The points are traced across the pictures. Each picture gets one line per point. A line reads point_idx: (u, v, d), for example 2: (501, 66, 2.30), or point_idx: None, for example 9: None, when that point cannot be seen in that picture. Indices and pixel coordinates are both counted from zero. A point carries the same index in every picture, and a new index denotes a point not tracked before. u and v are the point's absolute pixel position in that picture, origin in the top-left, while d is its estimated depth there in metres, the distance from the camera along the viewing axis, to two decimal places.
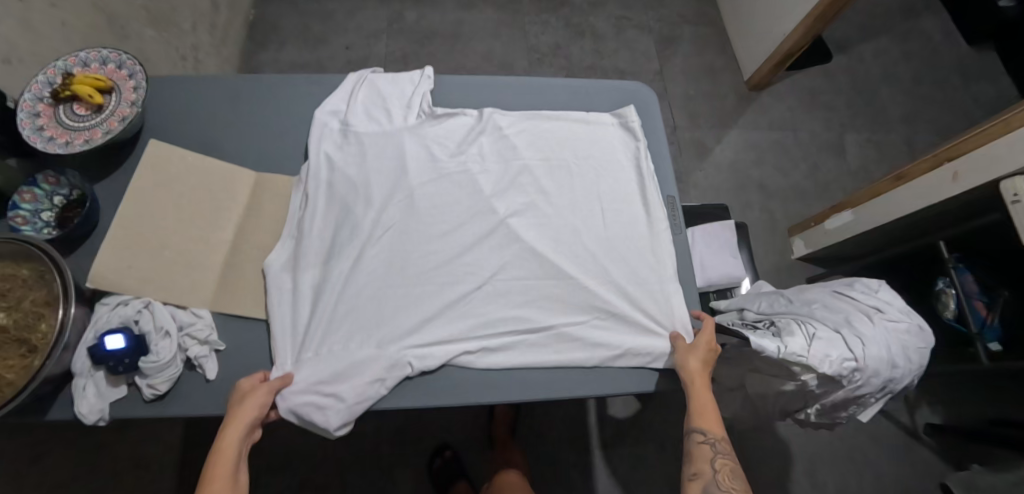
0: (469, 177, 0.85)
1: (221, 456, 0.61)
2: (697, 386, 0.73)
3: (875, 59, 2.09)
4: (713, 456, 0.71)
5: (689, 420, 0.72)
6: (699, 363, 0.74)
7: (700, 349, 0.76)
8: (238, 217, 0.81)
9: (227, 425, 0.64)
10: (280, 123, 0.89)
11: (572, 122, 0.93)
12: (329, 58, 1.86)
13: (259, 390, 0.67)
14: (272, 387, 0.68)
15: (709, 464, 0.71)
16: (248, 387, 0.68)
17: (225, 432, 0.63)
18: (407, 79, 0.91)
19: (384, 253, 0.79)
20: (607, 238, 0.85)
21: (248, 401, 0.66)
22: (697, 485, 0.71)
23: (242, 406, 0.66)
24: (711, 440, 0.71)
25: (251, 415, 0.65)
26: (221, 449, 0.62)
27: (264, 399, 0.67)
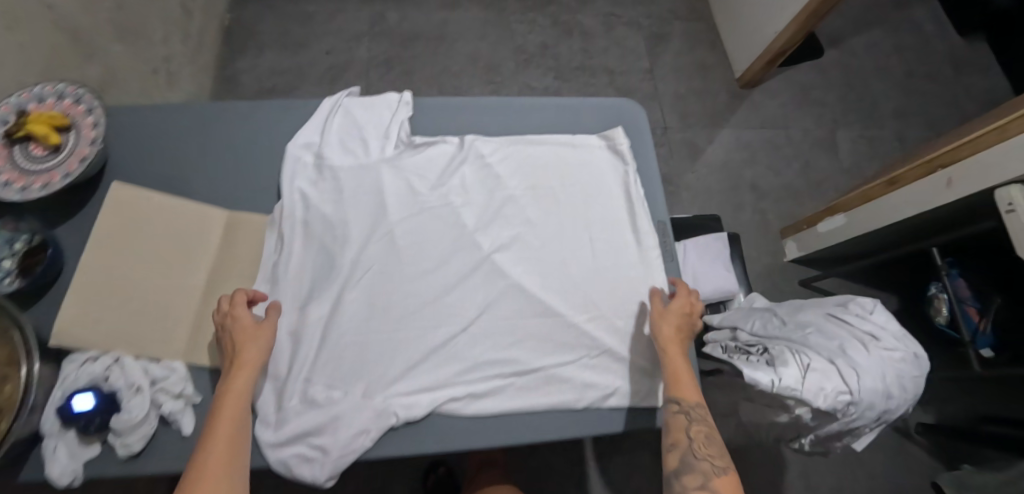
0: (452, 211, 0.82)
1: (229, 397, 0.63)
2: (671, 353, 0.73)
3: (868, 53, 2.05)
4: (688, 424, 0.68)
5: (665, 390, 0.71)
6: (673, 327, 0.75)
7: (671, 310, 0.77)
8: (211, 259, 0.77)
9: (235, 368, 0.65)
10: (252, 154, 0.85)
11: (558, 145, 0.89)
12: (310, 64, 1.80)
13: (262, 331, 0.69)
14: (269, 330, 0.70)
15: (684, 433, 0.68)
16: (245, 325, 0.68)
17: (234, 374, 0.65)
18: (383, 104, 0.89)
19: (365, 294, 0.76)
20: (597, 270, 0.82)
21: (250, 343, 0.68)
22: (674, 456, 0.68)
23: (247, 349, 0.67)
24: (686, 408, 0.69)
25: (256, 357, 0.67)
26: (232, 391, 0.64)
27: (264, 341, 0.69)
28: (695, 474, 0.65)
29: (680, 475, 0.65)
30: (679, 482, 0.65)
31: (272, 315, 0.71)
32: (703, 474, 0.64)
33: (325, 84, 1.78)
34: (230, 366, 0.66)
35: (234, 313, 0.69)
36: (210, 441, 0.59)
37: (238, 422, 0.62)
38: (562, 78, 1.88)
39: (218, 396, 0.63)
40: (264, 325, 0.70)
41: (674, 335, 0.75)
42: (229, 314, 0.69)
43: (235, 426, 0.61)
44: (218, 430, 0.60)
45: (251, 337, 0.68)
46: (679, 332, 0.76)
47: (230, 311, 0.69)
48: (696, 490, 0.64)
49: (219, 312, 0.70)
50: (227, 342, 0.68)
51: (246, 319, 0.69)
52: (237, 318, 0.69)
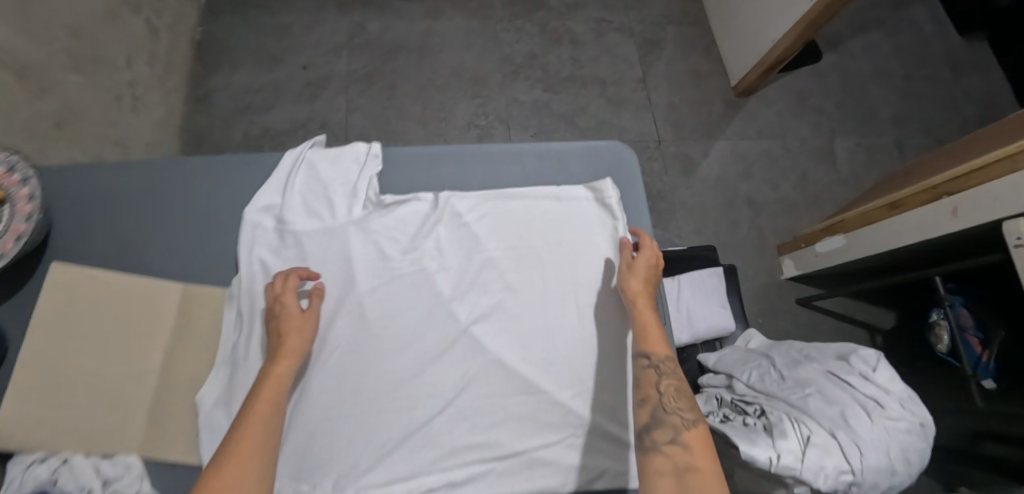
0: (427, 278, 0.77)
1: (271, 381, 0.62)
2: (640, 307, 0.73)
3: (866, 55, 1.95)
4: (659, 378, 0.67)
5: (636, 344, 0.70)
6: (641, 282, 0.75)
7: (637, 264, 0.77)
8: (166, 340, 0.72)
9: (279, 356, 0.65)
10: (211, 219, 0.79)
11: (541, 199, 0.84)
12: (286, 80, 1.71)
13: (308, 323, 0.69)
14: (313, 322, 0.70)
15: (655, 388, 0.66)
16: (292, 316, 0.68)
17: (278, 362, 0.64)
18: (350, 157, 0.82)
19: (335, 376, 0.72)
20: (585, 339, 0.77)
21: (294, 333, 0.67)
22: (645, 412, 0.64)
23: (292, 339, 0.67)
24: (656, 362, 0.68)
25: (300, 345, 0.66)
26: (275, 375, 0.62)
27: (309, 333, 0.69)
28: (664, 428, 0.61)
29: (650, 429, 0.62)
30: (648, 436, 0.61)
31: (315, 303, 0.72)
32: (673, 427, 0.61)
33: (303, 100, 1.69)
34: (272, 355, 0.65)
35: (284, 299, 0.69)
36: (245, 418, 0.56)
37: (277, 404, 0.60)
38: (551, 90, 1.79)
39: (260, 379, 0.62)
40: (308, 315, 0.70)
41: (638, 289, 0.75)
42: (279, 301, 0.69)
43: (274, 409, 0.59)
44: (256, 408, 0.58)
45: (298, 329, 0.68)
46: (647, 286, 0.76)
47: (278, 298, 0.69)
48: (667, 443, 0.59)
49: (269, 296, 0.70)
50: (273, 330, 0.68)
51: (297, 310, 0.69)
52: (285, 304, 0.68)
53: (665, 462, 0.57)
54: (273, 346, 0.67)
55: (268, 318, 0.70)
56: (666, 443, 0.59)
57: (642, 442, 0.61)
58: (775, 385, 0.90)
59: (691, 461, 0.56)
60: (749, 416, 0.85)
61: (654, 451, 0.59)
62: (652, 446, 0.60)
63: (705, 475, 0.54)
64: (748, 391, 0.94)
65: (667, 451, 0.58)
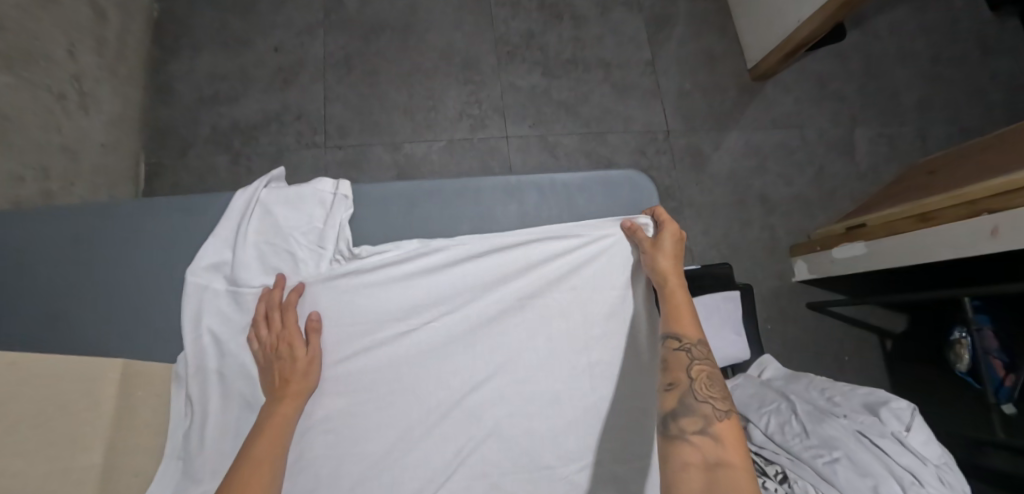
0: (414, 339, 0.66)
1: (270, 434, 0.55)
2: (672, 288, 0.64)
3: (892, 33, 1.76)
4: (691, 362, 0.57)
5: (663, 324, 0.61)
6: (671, 259, 0.66)
7: (663, 239, 0.67)
8: (107, 428, 0.59)
9: (285, 399, 0.59)
10: (145, 279, 0.67)
11: (549, 242, 0.70)
12: (255, 66, 1.53)
13: (313, 366, 0.62)
14: (314, 359, 0.62)
15: (685, 372, 0.57)
16: (299, 358, 0.61)
17: (282, 404, 0.59)
18: (313, 199, 0.67)
19: (306, 463, 0.61)
20: (595, 406, 0.67)
21: (300, 377, 0.61)
22: (673, 397, 0.55)
23: (299, 382, 0.60)
24: (688, 345, 0.59)
25: (302, 388, 0.61)
26: (272, 423, 0.56)
27: (312, 377, 0.62)
28: (694, 417, 0.52)
29: (677, 418, 0.53)
30: (673, 425, 0.53)
31: (316, 342, 0.64)
32: (703, 418, 0.52)
33: (276, 89, 1.51)
34: (274, 399, 0.59)
35: (291, 341, 0.62)
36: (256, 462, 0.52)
37: (279, 450, 0.55)
38: (550, 75, 1.62)
39: (263, 422, 0.56)
40: (313, 356, 0.62)
41: (666, 264, 0.65)
42: (284, 340, 0.62)
43: (277, 461, 0.53)
44: (257, 446, 0.53)
45: (305, 371, 0.62)
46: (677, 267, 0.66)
47: (285, 333, 0.62)
48: (695, 434, 0.51)
49: (269, 341, 0.62)
50: (276, 367, 0.61)
51: (306, 348, 0.63)
52: (292, 347, 0.62)
53: (694, 455, 0.49)
54: (275, 388, 0.60)
55: (263, 361, 0.62)
56: (694, 434, 0.51)
57: (666, 430, 0.53)
58: (797, 440, 0.82)
59: (724, 457, 0.48)
60: (769, 480, 0.78)
61: (680, 441, 0.51)
62: (679, 434, 0.52)
63: (735, 472, 0.46)
64: (766, 443, 0.85)
65: (695, 442, 0.50)
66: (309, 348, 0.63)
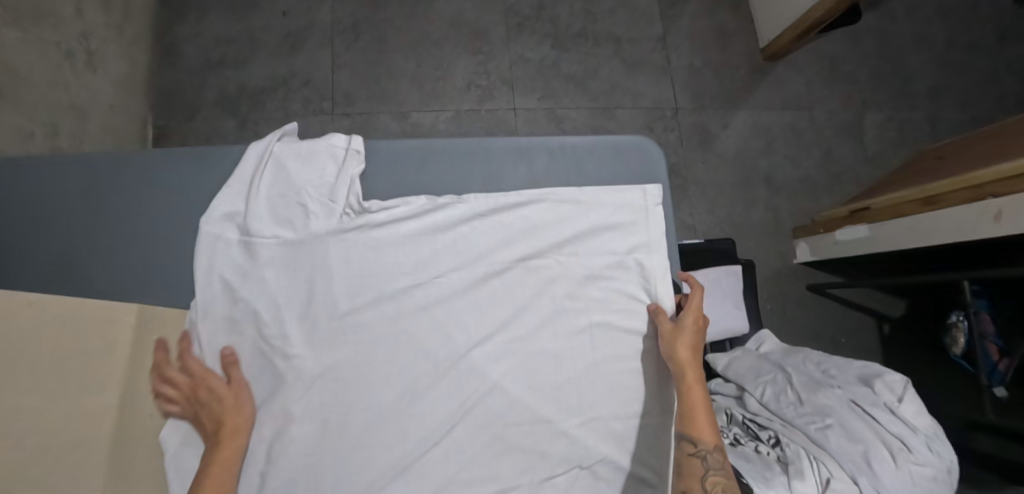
0: (422, 294, 0.67)
1: (215, 473, 0.58)
2: (687, 382, 0.65)
3: (909, 16, 1.72)
4: (704, 472, 0.60)
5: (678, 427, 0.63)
6: (689, 349, 0.66)
7: (684, 328, 0.66)
8: (121, 370, 0.61)
9: (221, 441, 0.60)
10: (159, 230, 0.68)
11: (554, 204, 0.71)
12: (262, 30, 1.51)
13: (242, 399, 0.63)
14: (241, 395, 0.63)
15: (699, 483, 0.60)
16: (225, 396, 0.62)
17: (220, 446, 0.60)
18: (324, 153, 0.68)
19: (315, 407, 0.64)
20: (596, 364, 0.68)
21: (233, 413, 0.62)
22: None
23: (232, 419, 0.61)
24: (703, 451, 0.61)
25: (240, 423, 0.62)
26: (216, 465, 0.59)
27: (242, 413, 0.62)
28: None
29: None
30: None
31: (239, 374, 0.64)
32: None
33: (283, 54, 1.50)
34: (211, 442, 0.61)
35: (208, 383, 0.62)
36: None
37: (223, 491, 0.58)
38: (560, 47, 1.60)
39: (206, 469, 0.59)
40: (238, 391, 0.63)
41: (686, 358, 0.65)
42: (202, 384, 0.62)
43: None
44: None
45: (236, 406, 0.62)
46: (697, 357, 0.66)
47: (199, 380, 0.63)
48: None
49: (185, 384, 0.62)
50: (205, 412, 0.62)
51: (227, 384, 0.63)
52: (213, 389, 0.62)
53: None
54: (206, 429, 0.61)
55: (190, 409, 0.63)
56: None
57: None
58: (791, 408, 0.84)
59: None
60: (762, 443, 0.81)
61: None
62: None
63: None
64: (760, 410, 0.88)
65: None
66: (233, 385, 0.63)
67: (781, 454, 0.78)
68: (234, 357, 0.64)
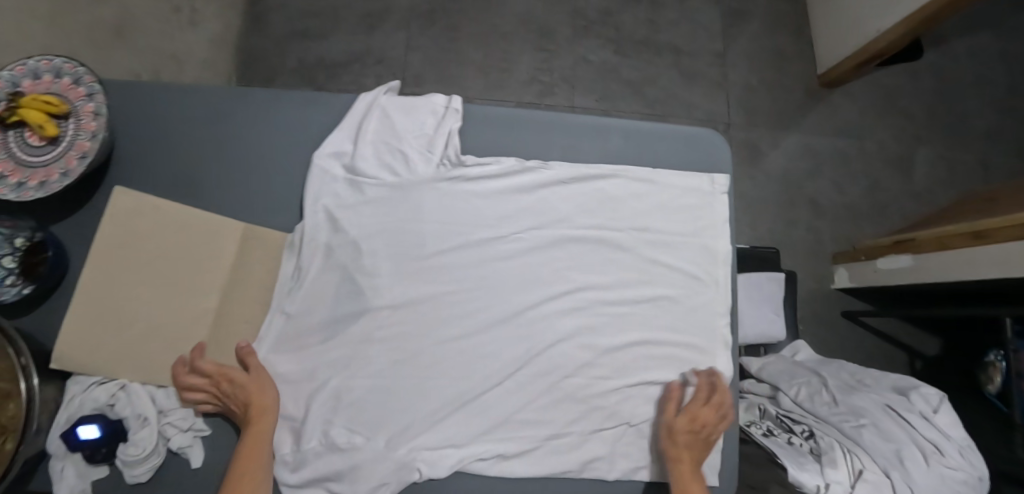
0: (503, 246, 0.73)
1: (250, 458, 0.62)
2: (685, 469, 0.65)
3: (972, 58, 1.71)
4: None
5: None
6: (684, 440, 0.67)
7: (680, 426, 0.68)
8: (223, 280, 0.70)
9: (253, 420, 0.63)
10: (270, 160, 0.74)
11: (630, 181, 0.77)
12: (344, 8, 1.60)
13: (266, 381, 0.66)
14: (262, 381, 0.65)
15: None
16: (247, 383, 0.64)
17: (254, 424, 0.63)
18: (426, 109, 0.75)
19: (393, 337, 0.69)
20: (651, 332, 0.73)
21: (258, 397, 0.64)
22: None
23: (259, 399, 0.64)
24: None
25: (271, 405, 0.65)
26: (252, 449, 0.62)
27: (269, 398, 0.65)
28: None
29: None
30: None
31: (255, 363, 0.67)
32: None
33: (361, 32, 1.59)
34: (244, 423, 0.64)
35: (228, 376, 0.64)
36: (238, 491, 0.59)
37: (259, 465, 0.62)
38: (622, 53, 1.66)
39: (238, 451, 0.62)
40: (260, 377, 0.65)
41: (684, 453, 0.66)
42: (223, 378, 0.64)
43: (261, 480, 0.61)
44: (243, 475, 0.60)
45: (260, 390, 0.65)
46: (699, 451, 0.67)
47: (217, 376, 0.64)
48: None
49: (205, 382, 0.65)
50: (230, 398, 0.64)
51: (247, 373, 0.65)
52: (234, 380, 0.64)
53: None
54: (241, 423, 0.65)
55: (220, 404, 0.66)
56: None
57: None
58: (826, 408, 0.87)
59: None
60: (795, 436, 0.83)
61: None
62: None
63: None
64: (794, 408, 0.90)
65: None
66: (249, 374, 0.65)
67: (814, 446, 0.80)
68: (250, 348, 0.67)
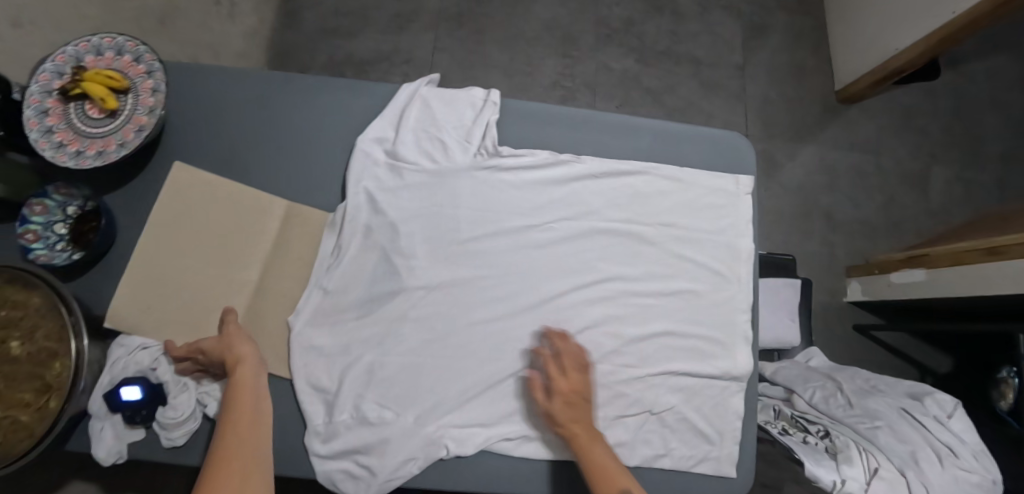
0: (535, 234, 0.75)
1: (239, 395, 0.59)
2: (583, 442, 0.63)
3: (989, 80, 1.74)
4: None
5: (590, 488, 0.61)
6: (567, 415, 0.65)
7: (556, 408, 0.65)
8: (266, 254, 0.73)
9: (232, 370, 0.62)
10: (314, 143, 0.77)
11: (659, 178, 0.80)
12: (375, 8, 1.65)
13: (234, 335, 0.65)
14: (229, 335, 0.65)
15: None
16: (213, 344, 0.64)
17: (236, 372, 0.62)
18: (466, 101, 0.78)
19: (426, 317, 0.71)
20: (675, 325, 0.75)
21: (231, 349, 0.63)
22: None
23: (231, 351, 0.63)
24: None
25: (245, 353, 0.63)
26: (240, 388, 0.60)
27: (239, 348, 0.64)
28: None
29: None
30: None
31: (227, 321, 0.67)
32: None
33: (390, 32, 1.63)
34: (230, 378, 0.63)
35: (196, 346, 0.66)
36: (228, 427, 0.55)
37: (250, 403, 0.58)
38: (643, 62, 1.70)
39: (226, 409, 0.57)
40: (226, 334, 0.65)
41: (577, 429, 0.64)
42: (194, 351, 0.66)
43: (257, 416, 0.58)
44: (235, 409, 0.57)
45: (230, 344, 0.64)
46: (586, 417, 0.65)
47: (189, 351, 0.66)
48: None
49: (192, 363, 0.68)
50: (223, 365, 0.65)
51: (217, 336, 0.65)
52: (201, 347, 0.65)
53: None
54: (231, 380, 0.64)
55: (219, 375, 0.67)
56: None
57: None
58: (841, 410, 0.88)
59: None
60: (811, 435, 0.84)
61: None
62: None
63: None
64: (809, 409, 0.91)
65: None
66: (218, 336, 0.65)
67: (830, 445, 0.81)
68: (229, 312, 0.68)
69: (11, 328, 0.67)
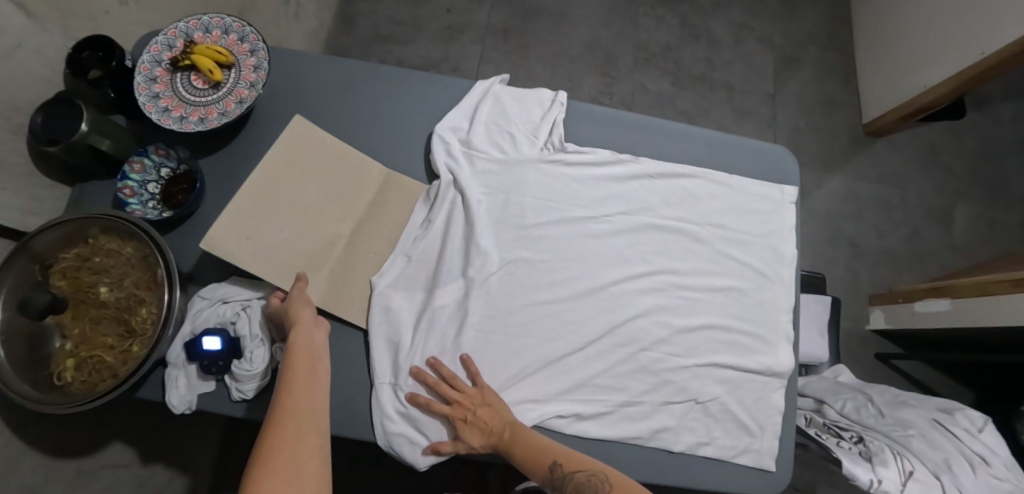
0: (594, 226, 0.80)
1: (296, 354, 0.63)
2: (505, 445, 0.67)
3: (1013, 123, 1.79)
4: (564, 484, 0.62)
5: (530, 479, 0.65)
6: (477, 434, 0.68)
7: (465, 436, 0.68)
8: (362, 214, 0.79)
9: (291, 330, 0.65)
10: (392, 129, 0.83)
11: (709, 182, 0.84)
12: (427, 19, 1.73)
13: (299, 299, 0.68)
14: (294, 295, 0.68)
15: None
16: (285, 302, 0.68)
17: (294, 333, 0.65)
18: (535, 100, 0.84)
19: (489, 293, 0.76)
20: (720, 319, 0.79)
21: (294, 310, 0.67)
22: None
23: (296, 311, 0.66)
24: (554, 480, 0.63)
25: (307, 313, 0.67)
26: (297, 347, 0.64)
27: (303, 309, 0.67)
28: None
29: None
30: None
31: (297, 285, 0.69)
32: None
33: (441, 42, 1.72)
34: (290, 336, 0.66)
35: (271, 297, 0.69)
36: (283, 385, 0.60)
37: (305, 365, 0.62)
38: (679, 85, 1.77)
39: (284, 374, 0.61)
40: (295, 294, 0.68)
41: (491, 438, 0.67)
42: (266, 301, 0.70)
43: (309, 382, 0.61)
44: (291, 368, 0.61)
45: (298, 306, 0.67)
46: (489, 420, 0.68)
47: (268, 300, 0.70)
48: None
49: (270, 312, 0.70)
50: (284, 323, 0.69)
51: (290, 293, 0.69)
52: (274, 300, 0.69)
53: None
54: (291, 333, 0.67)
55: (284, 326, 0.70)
56: None
57: None
58: (873, 419, 0.90)
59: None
60: (844, 440, 0.86)
61: None
62: None
63: None
64: (840, 418, 0.93)
65: None
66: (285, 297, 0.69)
67: (864, 449, 0.83)
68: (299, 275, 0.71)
69: (104, 275, 0.72)
